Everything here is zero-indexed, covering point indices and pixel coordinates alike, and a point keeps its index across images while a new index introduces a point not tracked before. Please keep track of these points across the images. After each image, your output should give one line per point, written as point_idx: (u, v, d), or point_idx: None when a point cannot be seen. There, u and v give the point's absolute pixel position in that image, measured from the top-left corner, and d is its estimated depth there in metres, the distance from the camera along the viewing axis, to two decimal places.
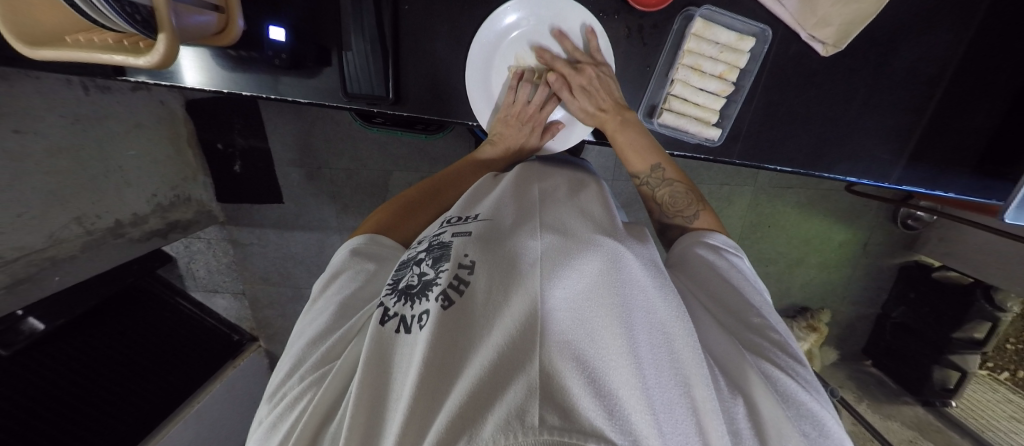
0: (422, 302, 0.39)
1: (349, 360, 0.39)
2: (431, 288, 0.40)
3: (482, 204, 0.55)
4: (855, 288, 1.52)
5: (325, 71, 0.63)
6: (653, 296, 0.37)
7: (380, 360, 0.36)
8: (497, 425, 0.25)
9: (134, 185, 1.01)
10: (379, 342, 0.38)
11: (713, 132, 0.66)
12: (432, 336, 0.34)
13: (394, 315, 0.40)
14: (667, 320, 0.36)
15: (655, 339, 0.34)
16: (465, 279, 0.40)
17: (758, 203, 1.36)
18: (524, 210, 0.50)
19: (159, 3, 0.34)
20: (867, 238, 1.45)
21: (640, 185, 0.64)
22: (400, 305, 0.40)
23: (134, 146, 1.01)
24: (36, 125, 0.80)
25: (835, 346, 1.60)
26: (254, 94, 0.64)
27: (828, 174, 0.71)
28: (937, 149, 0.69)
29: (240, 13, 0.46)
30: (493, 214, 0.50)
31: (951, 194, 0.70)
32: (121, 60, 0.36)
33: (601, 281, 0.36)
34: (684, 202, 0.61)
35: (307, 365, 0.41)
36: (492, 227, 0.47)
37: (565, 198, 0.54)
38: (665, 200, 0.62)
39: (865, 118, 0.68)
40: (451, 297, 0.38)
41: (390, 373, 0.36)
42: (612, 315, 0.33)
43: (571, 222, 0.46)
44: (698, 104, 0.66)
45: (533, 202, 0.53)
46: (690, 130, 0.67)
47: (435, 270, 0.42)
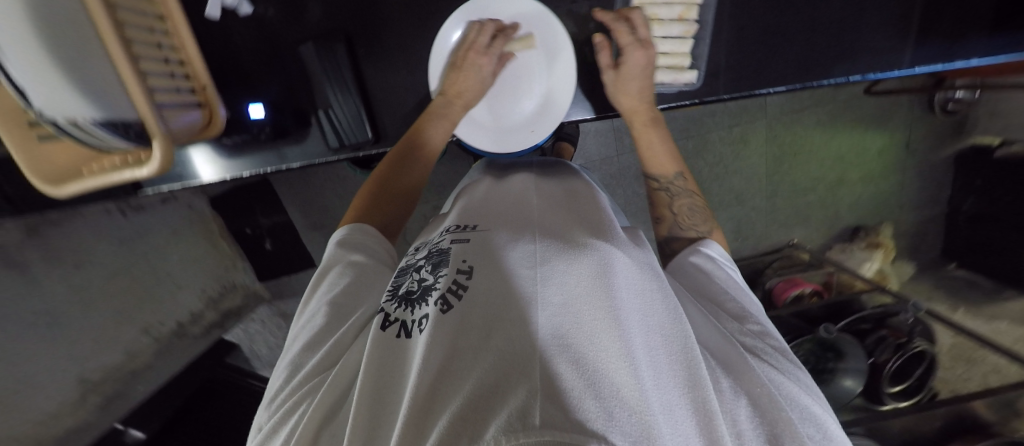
0: (422, 306, 0.40)
1: (348, 368, 0.40)
2: (430, 293, 0.41)
3: (478, 212, 0.56)
4: (912, 191, 1.39)
5: (308, 134, 0.67)
6: (647, 302, 0.38)
7: (381, 360, 0.37)
8: (499, 427, 0.25)
9: (184, 287, 1.11)
10: (381, 345, 0.39)
11: (689, 74, 0.65)
12: (429, 339, 0.35)
13: (395, 320, 0.41)
14: (663, 326, 0.37)
15: (652, 340, 0.35)
16: (463, 283, 0.40)
17: (777, 134, 1.29)
18: (519, 218, 0.51)
19: (144, 116, 0.37)
20: (907, 136, 1.33)
21: (657, 190, 0.65)
22: (400, 311, 0.42)
23: (178, 250, 1.11)
24: (87, 257, 0.91)
25: (909, 259, 1.46)
26: (254, 170, 0.69)
27: (827, 79, 0.67)
28: (943, 18, 0.63)
29: (219, 101, 0.48)
30: (489, 223, 0.51)
31: (974, 62, 0.64)
32: (131, 174, 0.40)
33: (595, 286, 0.36)
34: (699, 216, 0.60)
35: (300, 376, 0.41)
36: (489, 233, 0.48)
37: (559, 206, 0.55)
38: (683, 211, 0.61)
39: (851, 13, 0.64)
40: (450, 301, 0.39)
41: (394, 376, 0.36)
42: (609, 319, 0.33)
43: (568, 227, 0.48)
44: (665, 53, 0.65)
45: (521, 209, 0.53)
46: (666, 80, 0.66)
47: (434, 274, 0.44)
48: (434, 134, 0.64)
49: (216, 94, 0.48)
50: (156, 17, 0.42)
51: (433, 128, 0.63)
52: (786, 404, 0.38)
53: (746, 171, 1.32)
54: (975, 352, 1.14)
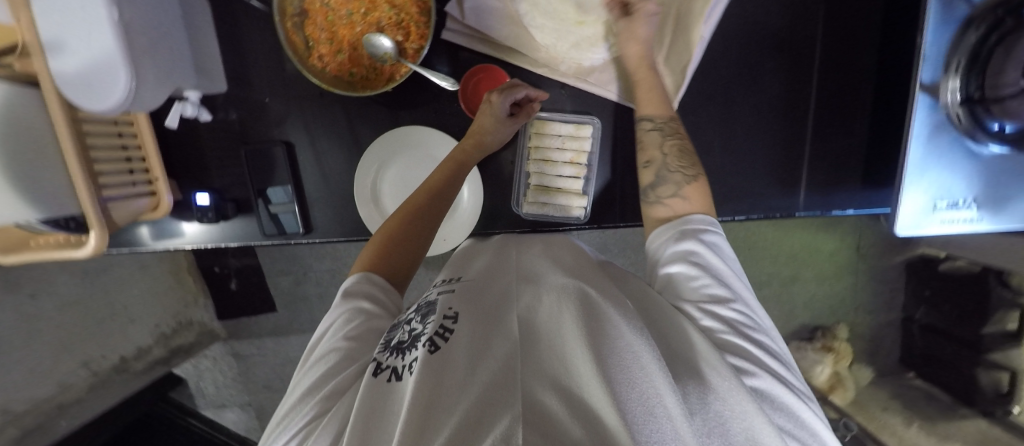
0: (412, 351, 0.38)
1: (331, 425, 0.35)
2: (418, 339, 0.39)
3: (465, 262, 0.55)
4: (866, 296, 1.43)
5: (247, 223, 0.59)
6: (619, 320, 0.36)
7: (368, 410, 0.34)
8: None
9: (138, 321, 1.13)
10: (373, 392, 0.36)
11: (579, 210, 0.62)
12: (417, 381, 0.33)
13: (387, 367, 0.38)
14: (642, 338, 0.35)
15: (635, 349, 0.33)
16: (449, 327, 0.40)
17: (730, 229, 1.35)
18: (502, 265, 0.51)
19: (85, 209, 0.42)
20: (857, 242, 1.39)
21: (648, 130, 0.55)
22: (391, 357, 0.39)
23: (139, 285, 1.14)
24: (52, 288, 0.94)
25: (867, 363, 1.47)
26: (189, 245, 0.60)
27: (716, 218, 0.62)
28: (822, 172, 0.61)
29: (168, 188, 0.53)
30: (476, 273, 0.50)
31: (850, 212, 0.62)
32: (65, 254, 0.45)
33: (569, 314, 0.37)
34: (687, 161, 0.54)
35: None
36: (476, 281, 0.48)
37: (539, 250, 0.54)
38: (673, 151, 0.54)
39: (732, 161, 0.61)
40: (437, 343, 0.38)
41: (385, 423, 0.33)
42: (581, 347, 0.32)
43: (542, 268, 0.48)
44: (559, 190, 0.62)
45: (507, 258, 0.53)
46: (555, 215, 0.63)
47: (423, 323, 0.42)
48: (408, 241, 0.54)
49: (167, 182, 0.53)
50: (127, 123, 0.50)
51: (412, 240, 0.54)
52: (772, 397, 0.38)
53: None
54: None
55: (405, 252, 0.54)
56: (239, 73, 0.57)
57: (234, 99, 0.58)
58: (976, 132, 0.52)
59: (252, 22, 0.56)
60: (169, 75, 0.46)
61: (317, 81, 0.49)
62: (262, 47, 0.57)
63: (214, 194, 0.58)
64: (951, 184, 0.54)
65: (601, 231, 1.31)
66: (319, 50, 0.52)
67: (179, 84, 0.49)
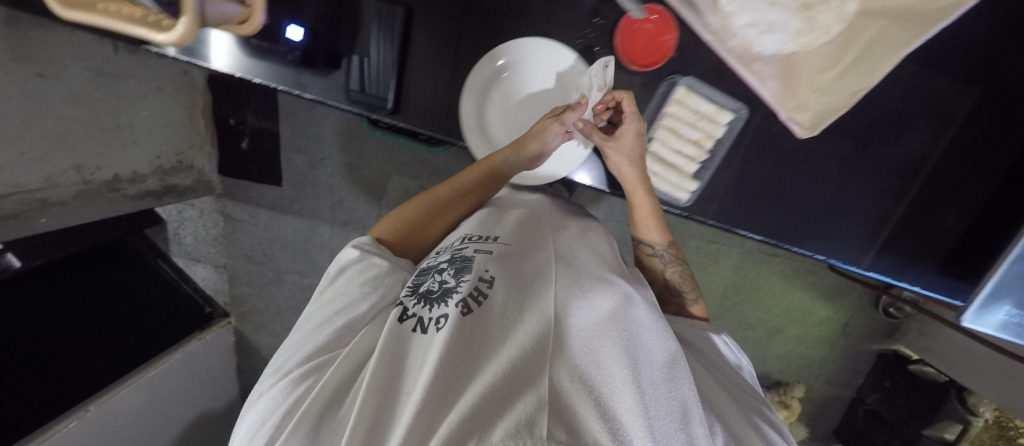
0: (441, 306, 0.43)
1: (357, 352, 0.41)
2: (451, 295, 0.44)
3: (500, 225, 0.58)
4: (833, 368, 1.50)
5: (331, 79, 0.56)
6: (649, 340, 0.41)
7: (396, 348, 0.39)
8: (508, 431, 0.26)
9: (139, 144, 1.05)
10: (396, 336, 0.40)
11: (682, 194, 0.58)
12: (449, 339, 0.37)
13: (413, 315, 0.43)
14: (664, 362, 0.40)
15: (659, 379, 0.37)
16: (483, 291, 0.44)
17: (744, 266, 1.35)
18: (542, 245, 0.54)
19: None
20: (848, 319, 1.43)
21: (650, 256, 0.67)
22: (418, 308, 0.44)
23: (149, 108, 1.05)
24: (61, 73, 0.84)
25: (806, 424, 1.57)
26: (262, 82, 0.57)
27: (797, 249, 0.61)
28: (909, 241, 0.61)
29: (263, 8, 0.46)
30: (513, 241, 0.54)
31: (915, 288, 0.62)
32: (142, 33, 0.38)
33: (608, 318, 0.40)
34: (688, 283, 0.65)
35: (307, 349, 0.43)
36: (512, 253, 0.51)
37: (581, 244, 0.56)
38: (676, 277, 0.65)
39: (840, 203, 0.59)
40: (470, 306, 0.41)
41: (403, 366, 0.38)
42: (619, 352, 0.36)
43: (585, 264, 0.51)
44: (671, 166, 0.57)
45: (546, 239, 0.55)
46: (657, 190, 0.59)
47: (456, 279, 0.46)
48: (436, 223, 0.64)
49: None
50: None
51: (436, 219, 0.64)
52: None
53: (705, 285, 1.37)
54: None
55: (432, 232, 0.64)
56: None
57: None
58: None
59: None
60: None
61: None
62: None
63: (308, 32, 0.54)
64: None
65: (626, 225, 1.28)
66: None
67: None
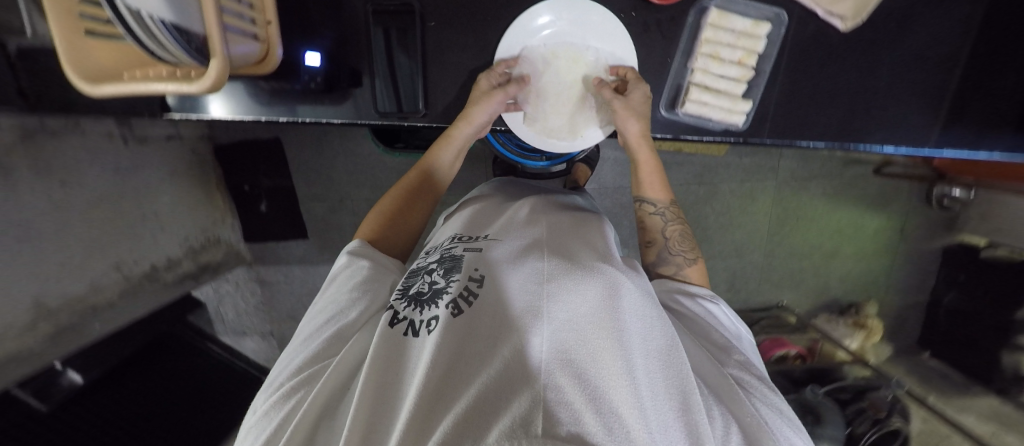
0: (432, 308, 0.42)
1: (347, 362, 0.41)
2: (441, 296, 0.43)
3: (483, 226, 0.59)
4: (899, 277, 1.44)
5: (359, 96, 0.60)
6: (648, 324, 0.38)
7: (386, 357, 0.39)
8: (501, 433, 0.26)
9: (168, 229, 1.06)
10: (388, 341, 0.40)
11: (739, 117, 0.58)
12: (442, 342, 0.36)
13: (404, 319, 0.43)
14: (663, 346, 0.37)
15: (655, 368, 0.35)
16: (474, 290, 0.42)
17: (784, 197, 1.31)
18: (528, 232, 0.51)
19: (211, 34, 0.35)
20: (902, 223, 1.38)
21: (651, 214, 0.66)
22: (409, 310, 0.44)
23: (168, 192, 1.07)
24: (81, 178, 0.86)
25: (887, 341, 1.50)
26: (289, 119, 0.61)
27: (863, 146, 0.59)
28: (977, 108, 0.58)
29: (279, 43, 0.46)
30: (498, 235, 0.53)
31: (995, 155, 0.58)
32: (173, 88, 0.37)
33: (604, 304, 0.36)
34: (688, 244, 0.63)
35: (299, 361, 0.43)
36: (499, 246, 0.49)
37: (567, 226, 0.53)
38: (675, 236, 0.64)
39: (895, 87, 0.57)
40: (460, 307, 0.41)
41: (397, 373, 0.38)
42: (612, 339, 0.33)
43: (575, 245, 0.47)
44: (719, 91, 0.58)
45: (534, 229, 0.51)
46: (713, 118, 0.59)
47: (446, 279, 0.46)
48: (406, 225, 0.64)
49: (279, 35, 0.46)
50: None
51: (405, 220, 0.63)
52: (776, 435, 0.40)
53: (749, 226, 1.33)
54: None
55: (408, 234, 0.64)
56: None
57: None
58: None
59: None
60: None
61: None
62: None
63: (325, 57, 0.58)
64: None
65: None
66: None
67: None
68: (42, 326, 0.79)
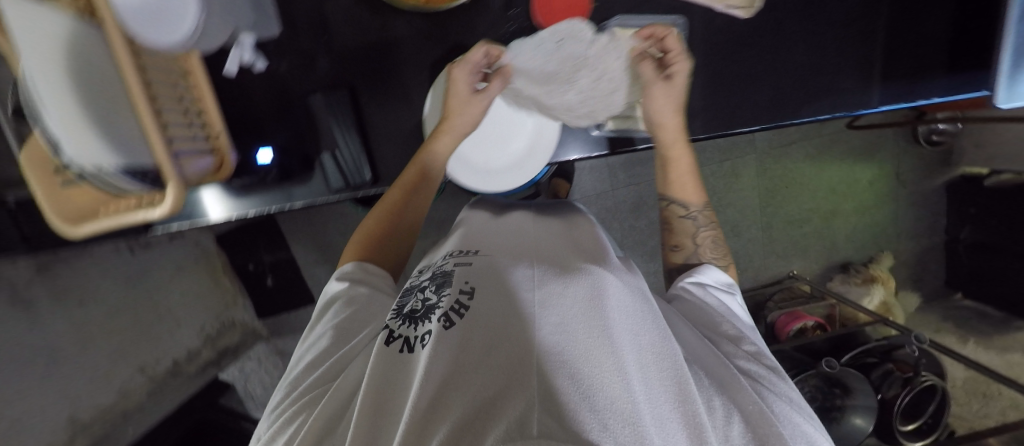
0: (425, 324, 0.41)
1: (347, 383, 0.41)
2: (433, 312, 0.42)
3: (477, 239, 0.59)
4: (907, 222, 1.41)
5: (313, 178, 0.57)
6: (632, 327, 0.40)
7: (382, 375, 0.38)
8: (500, 436, 0.26)
9: (184, 324, 1.11)
10: (384, 359, 0.39)
11: None
12: (434, 351, 0.35)
13: (399, 336, 0.42)
14: (648, 344, 0.39)
15: (644, 364, 0.36)
16: (464, 303, 0.41)
17: (767, 168, 1.30)
18: (517, 249, 0.53)
19: (162, 164, 0.39)
20: (895, 168, 1.35)
21: (681, 218, 0.64)
22: (403, 327, 0.43)
23: (180, 286, 1.13)
24: (95, 294, 0.92)
25: (913, 289, 1.45)
26: (254, 212, 0.58)
27: (798, 120, 0.60)
28: (902, 61, 0.59)
29: (230, 147, 0.50)
30: (490, 249, 0.53)
31: (934, 100, 0.59)
32: (143, 216, 0.42)
33: (587, 312, 0.38)
34: (719, 250, 0.62)
35: (298, 389, 0.43)
36: (491, 259, 0.50)
37: (558, 246, 0.55)
38: (706, 241, 0.62)
39: (812, 59, 0.59)
40: (451, 318, 0.39)
41: (397, 387, 0.36)
42: (600, 338, 0.35)
43: (560, 262, 0.49)
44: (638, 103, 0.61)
45: (522, 246, 0.54)
46: (638, 129, 0.62)
47: (437, 295, 0.45)
48: (395, 235, 0.61)
49: (229, 139, 0.50)
50: (180, 70, 0.46)
51: (388, 238, 0.60)
52: (780, 422, 0.40)
53: (740, 203, 1.32)
54: (988, 386, 1.10)
55: (400, 243, 0.62)
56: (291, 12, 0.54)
57: (284, 46, 0.55)
58: None
59: None
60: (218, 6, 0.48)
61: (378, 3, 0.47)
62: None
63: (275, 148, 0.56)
64: None
65: (634, 186, 1.27)
66: None
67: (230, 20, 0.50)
68: (79, 439, 0.83)
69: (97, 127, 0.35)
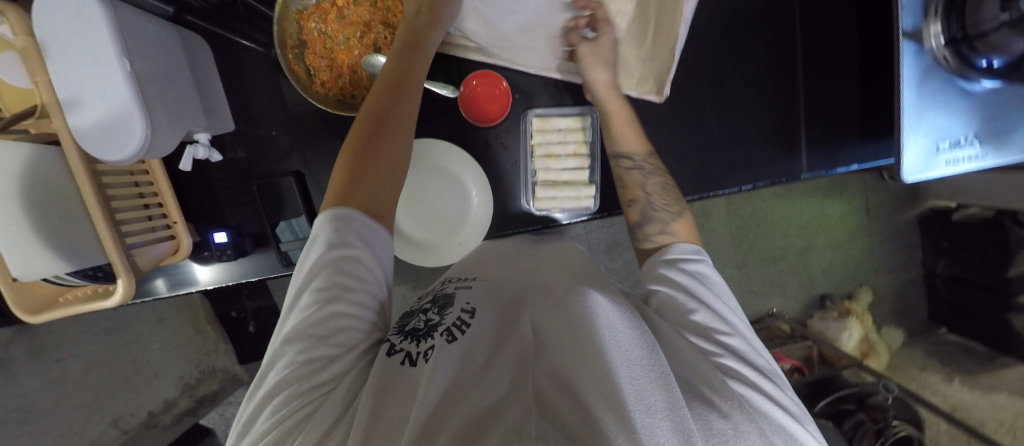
0: (428, 339, 0.38)
1: (338, 395, 0.34)
2: (435, 329, 0.39)
3: (476, 259, 0.53)
4: (883, 255, 1.41)
5: (266, 255, 0.58)
6: (628, 338, 0.35)
7: (380, 385, 0.33)
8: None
9: (162, 374, 1.13)
10: (383, 370, 0.35)
11: (588, 200, 0.59)
12: (443, 369, 0.33)
13: (400, 349, 0.38)
14: (647, 355, 0.33)
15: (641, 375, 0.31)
16: (466, 321, 0.39)
17: (736, 206, 1.33)
18: (513, 267, 0.50)
19: (112, 261, 0.43)
20: (865, 203, 1.38)
21: (628, 169, 0.54)
22: (406, 342, 0.39)
23: (160, 338, 1.12)
24: None
25: (897, 323, 1.43)
26: (215, 284, 0.59)
27: (723, 190, 0.60)
28: (820, 130, 0.60)
29: (187, 233, 0.54)
30: (489, 269, 0.50)
31: (854, 168, 0.60)
32: (94, 306, 0.45)
33: (579, 327, 0.35)
34: (669, 198, 0.54)
35: (261, 421, 0.34)
36: (495, 281, 0.47)
37: (553, 261, 0.50)
38: (655, 189, 0.54)
39: (732, 131, 0.59)
40: (455, 334, 0.38)
41: (401, 403, 0.32)
42: (591, 356, 0.32)
43: (556, 278, 0.46)
44: (566, 182, 0.59)
45: (517, 263, 0.50)
46: (568, 207, 0.59)
47: (441, 314, 0.41)
48: (383, 168, 0.45)
49: (186, 226, 0.54)
50: (140, 171, 0.51)
51: (375, 169, 0.44)
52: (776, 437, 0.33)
53: (712, 242, 1.34)
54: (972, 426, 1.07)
55: (391, 184, 0.46)
56: (244, 112, 0.58)
57: (242, 137, 0.58)
58: (966, 71, 0.49)
59: (249, 59, 0.57)
60: (177, 119, 0.46)
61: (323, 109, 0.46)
62: (261, 84, 0.57)
63: (231, 231, 0.57)
64: (957, 123, 0.51)
65: (607, 227, 1.30)
66: (319, 77, 0.48)
67: (190, 127, 0.48)
68: None
69: (51, 238, 0.40)
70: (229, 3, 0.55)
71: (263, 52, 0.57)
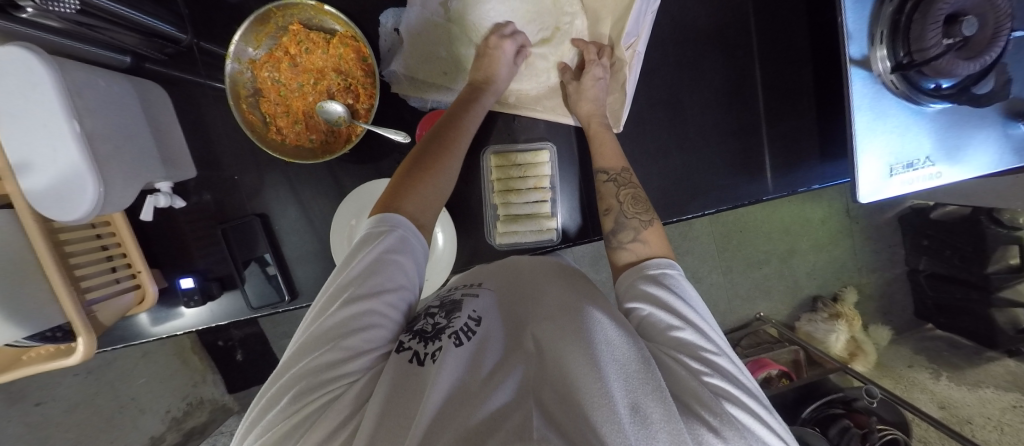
0: (436, 342, 0.36)
1: (344, 402, 0.32)
2: (442, 333, 0.37)
3: (477, 270, 0.50)
4: (866, 255, 1.43)
5: (235, 298, 0.59)
6: (628, 358, 0.34)
7: (388, 390, 0.32)
8: None
9: (148, 410, 1.11)
10: (394, 376, 0.33)
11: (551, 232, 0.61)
12: (445, 376, 0.32)
13: (409, 349, 0.36)
14: (645, 374, 0.33)
15: (637, 397, 0.31)
16: (472, 328, 0.38)
17: (718, 214, 1.35)
18: (514, 277, 0.47)
19: (73, 320, 0.43)
20: (845, 205, 1.39)
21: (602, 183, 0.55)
22: (414, 343, 0.37)
23: (144, 372, 1.12)
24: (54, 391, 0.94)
25: (884, 321, 1.44)
26: (187, 328, 0.59)
27: (689, 215, 0.61)
28: (782, 150, 0.61)
29: (153, 281, 0.54)
30: (490, 277, 0.47)
31: (816, 187, 0.61)
32: (54, 365, 0.45)
33: (580, 343, 0.34)
34: (640, 206, 0.53)
35: (275, 411, 0.33)
36: (500, 291, 0.45)
37: (558, 268, 0.48)
38: (627, 201, 0.53)
39: (695, 155, 0.60)
40: (463, 338, 0.36)
41: (407, 409, 0.31)
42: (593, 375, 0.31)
43: (561, 286, 0.44)
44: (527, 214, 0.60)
45: (517, 273, 0.48)
46: (531, 239, 0.60)
47: (448, 317, 0.39)
48: (432, 182, 0.49)
49: (151, 275, 0.54)
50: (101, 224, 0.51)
51: (423, 181, 0.48)
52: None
53: (697, 250, 1.35)
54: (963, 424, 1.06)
55: (431, 203, 0.49)
56: (207, 155, 0.58)
57: (206, 181, 0.58)
58: (915, 96, 0.52)
59: (211, 100, 0.57)
60: (135, 172, 0.46)
61: (278, 155, 0.47)
62: (224, 127, 0.57)
63: (198, 276, 0.57)
64: (903, 147, 0.53)
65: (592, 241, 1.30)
66: (277, 124, 0.51)
67: (148, 176, 0.48)
68: None
69: (8, 302, 0.40)
70: (186, 52, 0.56)
71: (224, 98, 0.58)
